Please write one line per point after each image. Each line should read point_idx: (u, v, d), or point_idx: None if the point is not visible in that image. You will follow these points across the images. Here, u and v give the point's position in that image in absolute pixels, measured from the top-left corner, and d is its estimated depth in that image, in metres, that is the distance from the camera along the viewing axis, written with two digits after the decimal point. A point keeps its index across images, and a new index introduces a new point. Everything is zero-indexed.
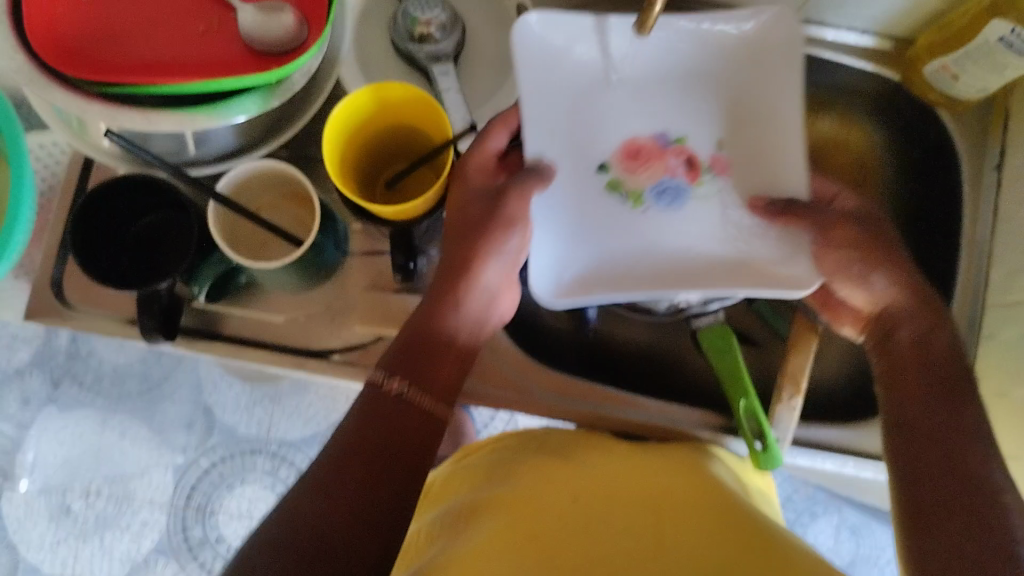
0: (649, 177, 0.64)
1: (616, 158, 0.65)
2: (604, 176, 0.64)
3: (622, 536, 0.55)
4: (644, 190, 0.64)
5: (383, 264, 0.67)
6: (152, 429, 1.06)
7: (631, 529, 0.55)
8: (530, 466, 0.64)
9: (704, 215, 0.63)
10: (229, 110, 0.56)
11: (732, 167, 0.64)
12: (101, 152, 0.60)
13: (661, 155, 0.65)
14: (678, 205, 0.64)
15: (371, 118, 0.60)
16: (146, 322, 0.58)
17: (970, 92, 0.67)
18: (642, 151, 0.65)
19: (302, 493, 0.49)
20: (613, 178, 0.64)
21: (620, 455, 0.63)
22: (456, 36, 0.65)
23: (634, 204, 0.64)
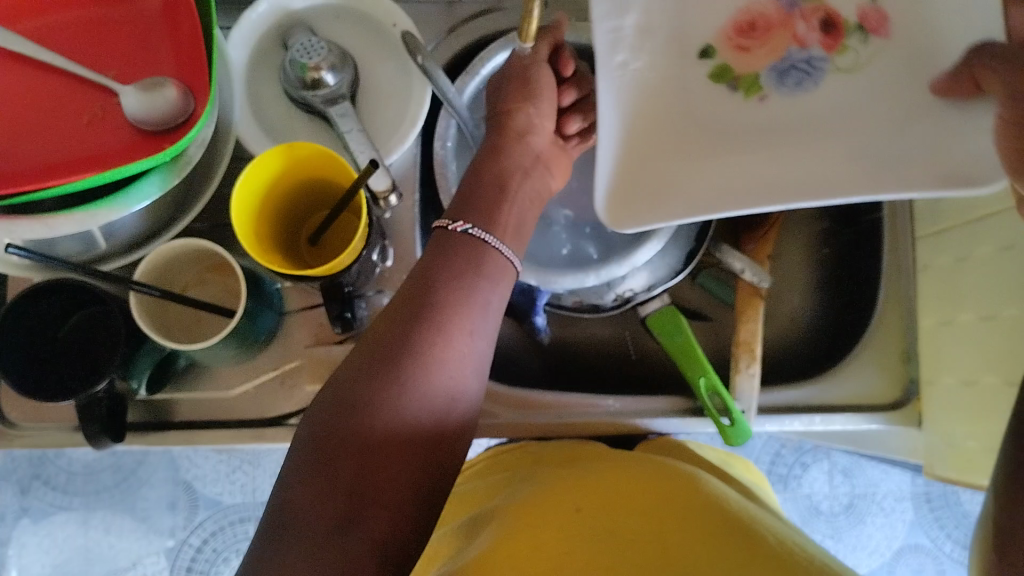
0: (769, 51, 0.63)
1: (724, 36, 0.63)
2: (706, 62, 0.63)
3: (627, 548, 0.52)
4: (761, 74, 0.63)
5: (323, 317, 0.66)
6: (134, 519, 1.04)
7: (638, 537, 0.53)
8: (542, 477, 0.62)
9: (848, 85, 0.62)
10: (129, 198, 0.54)
11: (891, 21, 0.62)
12: (9, 266, 0.58)
13: (785, 23, 0.63)
14: (808, 81, 0.62)
15: (281, 178, 0.58)
16: (89, 428, 0.57)
17: None
18: (761, 22, 0.63)
19: (338, 424, 0.47)
20: (715, 66, 0.63)
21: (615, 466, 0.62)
22: (348, 75, 0.64)
23: (747, 92, 0.63)
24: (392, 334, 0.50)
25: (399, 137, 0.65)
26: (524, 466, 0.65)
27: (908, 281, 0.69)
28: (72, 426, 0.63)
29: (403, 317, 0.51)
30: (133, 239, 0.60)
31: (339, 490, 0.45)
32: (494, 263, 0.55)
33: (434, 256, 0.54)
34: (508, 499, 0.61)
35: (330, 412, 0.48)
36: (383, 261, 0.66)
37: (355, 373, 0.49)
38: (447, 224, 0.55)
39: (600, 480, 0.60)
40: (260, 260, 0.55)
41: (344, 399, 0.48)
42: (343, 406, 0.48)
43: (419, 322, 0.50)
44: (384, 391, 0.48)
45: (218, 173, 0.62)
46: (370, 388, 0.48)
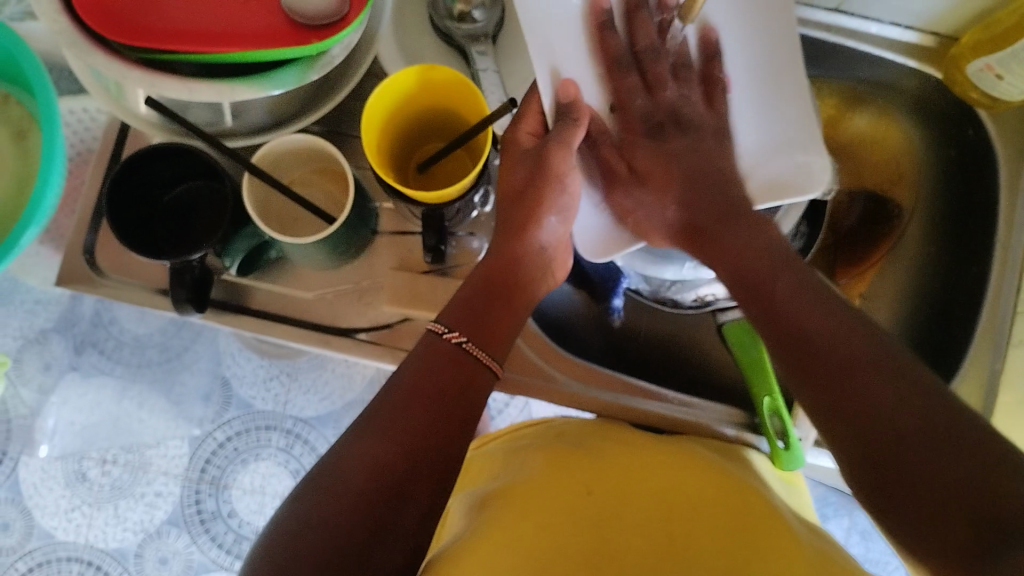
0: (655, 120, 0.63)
1: (621, 110, 0.62)
2: (610, 125, 0.62)
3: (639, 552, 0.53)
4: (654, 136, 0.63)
5: (412, 245, 0.67)
6: (168, 401, 1.07)
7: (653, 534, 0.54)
8: (544, 455, 0.64)
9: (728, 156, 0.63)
10: (268, 83, 0.56)
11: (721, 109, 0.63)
12: (135, 118, 0.59)
13: (656, 99, 0.63)
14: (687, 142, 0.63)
15: (410, 100, 0.59)
16: (177, 293, 0.58)
17: (1013, 93, 0.66)
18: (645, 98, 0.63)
19: (324, 471, 0.47)
20: (616, 128, 0.62)
21: (653, 454, 0.63)
22: (496, 17, 0.65)
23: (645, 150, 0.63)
24: (387, 402, 0.50)
25: (530, 87, 0.64)
26: (540, 442, 0.67)
27: (995, 355, 0.67)
28: (154, 288, 0.64)
29: (398, 389, 0.51)
30: (258, 126, 0.62)
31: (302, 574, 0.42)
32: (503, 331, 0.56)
33: (423, 364, 0.52)
34: (520, 475, 0.62)
35: (306, 505, 0.45)
36: (483, 205, 0.66)
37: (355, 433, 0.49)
38: (441, 330, 0.53)
39: (603, 473, 0.61)
40: (376, 169, 0.56)
41: (313, 494, 0.45)
42: (313, 496, 0.45)
43: (396, 434, 0.48)
44: (371, 453, 0.47)
45: (352, 81, 0.63)
46: (340, 496, 0.45)
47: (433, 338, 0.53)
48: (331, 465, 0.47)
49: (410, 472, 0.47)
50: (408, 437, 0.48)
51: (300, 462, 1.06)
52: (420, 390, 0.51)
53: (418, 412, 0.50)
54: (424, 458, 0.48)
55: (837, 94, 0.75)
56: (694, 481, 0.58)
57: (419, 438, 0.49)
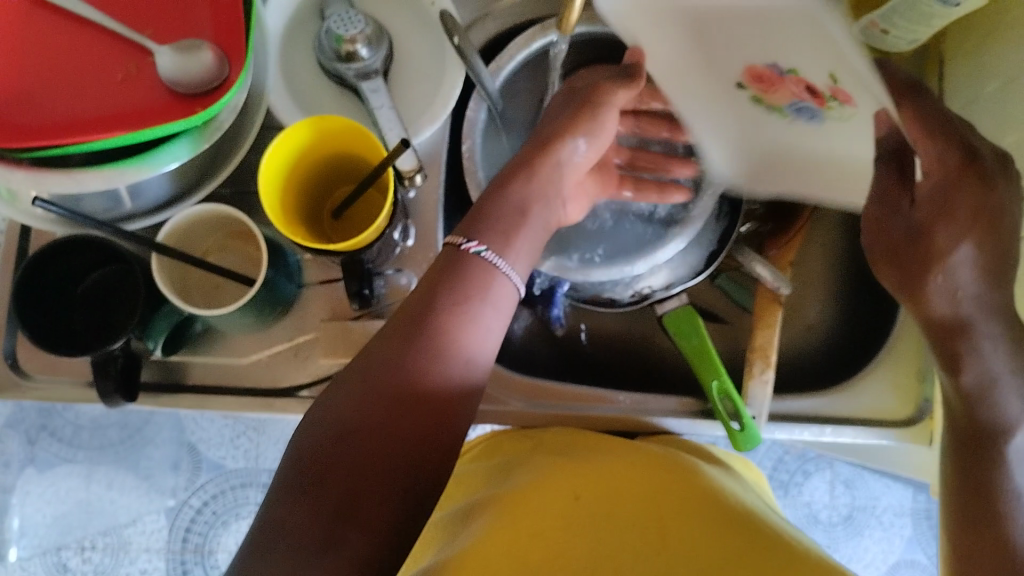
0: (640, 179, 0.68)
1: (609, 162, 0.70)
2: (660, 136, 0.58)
3: (631, 538, 0.54)
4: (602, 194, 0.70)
5: (340, 292, 0.66)
6: (137, 475, 1.05)
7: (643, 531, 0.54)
8: (538, 462, 0.63)
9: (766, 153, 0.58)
10: (159, 159, 0.54)
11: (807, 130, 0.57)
12: (34, 218, 0.58)
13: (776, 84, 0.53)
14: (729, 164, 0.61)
15: (310, 149, 0.58)
16: (104, 386, 0.57)
17: (902, 45, 0.67)
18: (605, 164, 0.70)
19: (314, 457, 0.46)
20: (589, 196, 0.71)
21: (636, 456, 0.62)
22: (383, 51, 0.64)
23: (776, 111, 0.53)
24: (381, 374, 0.49)
25: (429, 117, 0.64)
26: (522, 452, 0.65)
27: None
28: (84, 382, 0.63)
29: (393, 361, 0.50)
30: (159, 200, 0.60)
31: (329, 502, 0.45)
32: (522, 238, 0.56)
33: (436, 285, 0.52)
34: (508, 483, 0.61)
35: (322, 426, 0.47)
36: (405, 239, 0.66)
37: (338, 407, 0.48)
38: (460, 242, 0.53)
39: (594, 467, 0.61)
40: (284, 231, 0.55)
41: (331, 415, 0.48)
42: (331, 427, 0.47)
43: (412, 360, 0.49)
44: (361, 434, 0.47)
45: (248, 140, 0.62)
46: (360, 418, 0.47)
47: (451, 255, 0.53)
48: (352, 383, 0.49)
49: (423, 397, 0.49)
50: (425, 356, 0.50)
51: None
52: (434, 315, 0.51)
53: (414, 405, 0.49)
54: (432, 393, 0.49)
55: None
56: (678, 486, 0.58)
57: (409, 428, 0.48)
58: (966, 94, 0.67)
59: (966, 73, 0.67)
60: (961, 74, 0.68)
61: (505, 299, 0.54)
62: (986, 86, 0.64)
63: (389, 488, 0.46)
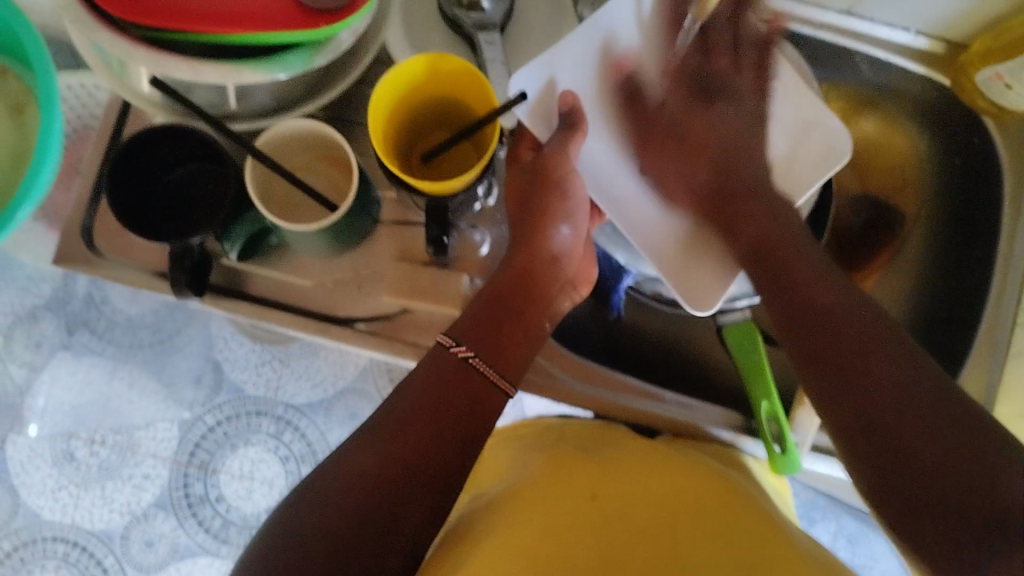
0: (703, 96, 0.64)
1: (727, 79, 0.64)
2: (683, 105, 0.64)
3: (641, 535, 0.55)
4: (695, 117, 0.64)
5: (413, 235, 0.66)
6: (160, 381, 1.04)
7: (651, 541, 0.54)
8: (550, 461, 0.64)
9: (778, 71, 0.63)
10: (273, 66, 0.55)
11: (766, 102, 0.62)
12: (140, 98, 0.58)
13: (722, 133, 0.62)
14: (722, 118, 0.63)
15: (417, 87, 0.58)
16: (177, 277, 0.58)
17: (1020, 103, 0.66)
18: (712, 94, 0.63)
19: (305, 507, 0.49)
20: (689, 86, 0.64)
21: (649, 454, 0.63)
22: (504, 6, 0.64)
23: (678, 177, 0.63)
24: (382, 434, 0.52)
25: None
26: (538, 453, 0.66)
27: (995, 364, 0.67)
28: (151, 270, 0.64)
29: (400, 410, 0.53)
30: (262, 108, 0.61)
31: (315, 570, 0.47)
32: (461, 392, 0.54)
33: (429, 376, 0.54)
34: (517, 483, 0.62)
35: (332, 473, 0.51)
36: (487, 197, 0.66)
37: (345, 461, 0.51)
38: (448, 345, 0.55)
39: (610, 473, 0.61)
40: (383, 158, 0.55)
41: (325, 484, 0.50)
42: (316, 507, 0.49)
43: (397, 445, 0.51)
44: (359, 477, 0.50)
45: (359, 67, 0.62)
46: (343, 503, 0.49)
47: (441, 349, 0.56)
48: (342, 465, 0.51)
49: (399, 490, 0.50)
50: (419, 416, 0.53)
51: (290, 449, 1.03)
52: (421, 402, 0.53)
53: (413, 437, 0.52)
54: (413, 476, 0.51)
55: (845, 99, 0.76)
56: (691, 484, 0.59)
57: (410, 460, 0.51)
58: None
59: None
60: None
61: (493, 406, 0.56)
62: None
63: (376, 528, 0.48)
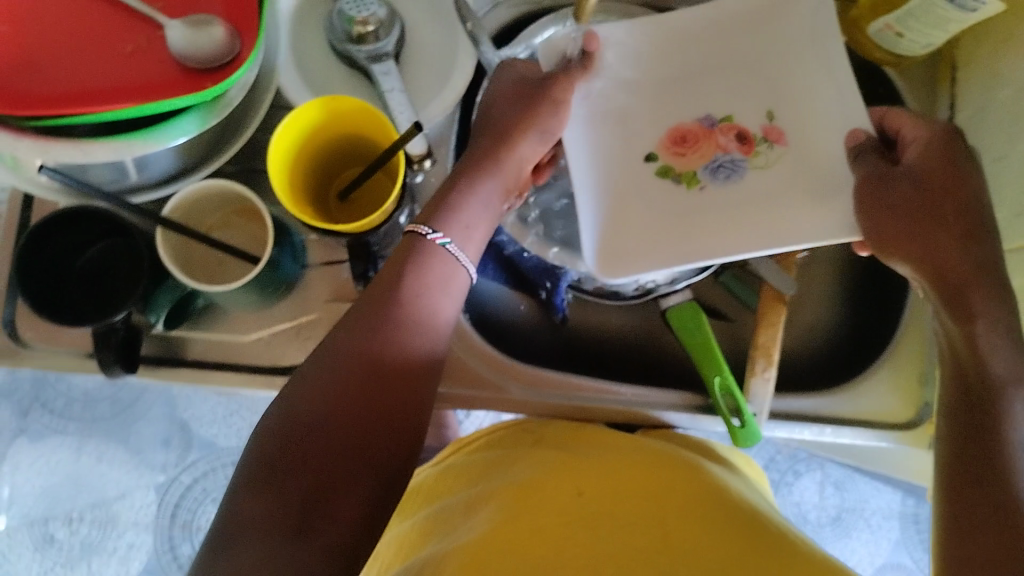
0: (700, 156, 0.64)
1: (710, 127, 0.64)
2: (652, 164, 0.64)
3: (630, 530, 0.54)
4: (697, 170, 0.63)
5: (344, 273, 0.66)
6: (128, 450, 1.01)
7: (637, 530, 0.54)
8: (533, 454, 0.63)
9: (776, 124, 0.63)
10: (166, 134, 0.53)
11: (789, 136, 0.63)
12: (37, 186, 0.57)
13: (710, 137, 0.64)
14: (735, 177, 0.63)
15: (320, 128, 0.58)
16: (105, 357, 0.57)
17: (915, 48, 0.66)
18: (689, 135, 0.65)
19: (272, 443, 0.47)
20: (661, 166, 0.64)
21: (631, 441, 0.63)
22: (395, 34, 0.63)
23: (689, 185, 0.63)
24: (353, 349, 0.50)
25: (440, 101, 0.63)
26: (518, 445, 0.65)
27: None
28: (84, 353, 0.63)
29: (368, 326, 0.51)
30: (165, 174, 0.60)
31: (297, 481, 0.47)
32: (435, 275, 0.53)
33: (398, 269, 0.53)
34: (507, 476, 0.61)
35: (297, 407, 0.48)
36: (411, 224, 0.65)
37: (315, 380, 0.49)
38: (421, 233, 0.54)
39: (590, 464, 0.60)
40: (292, 207, 0.54)
41: (293, 406, 0.48)
42: (295, 410, 0.48)
43: (377, 352, 0.50)
44: (336, 399, 0.48)
45: (257, 116, 0.61)
46: (319, 403, 0.48)
47: (414, 241, 0.54)
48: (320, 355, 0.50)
49: (377, 392, 0.49)
50: (391, 336, 0.51)
51: None
52: (397, 311, 0.52)
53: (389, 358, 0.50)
54: (392, 378, 0.50)
55: None
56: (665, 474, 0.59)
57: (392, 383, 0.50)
58: (977, 101, 0.67)
59: (977, 79, 0.67)
60: (971, 81, 0.68)
61: (461, 286, 0.55)
62: (999, 92, 0.64)
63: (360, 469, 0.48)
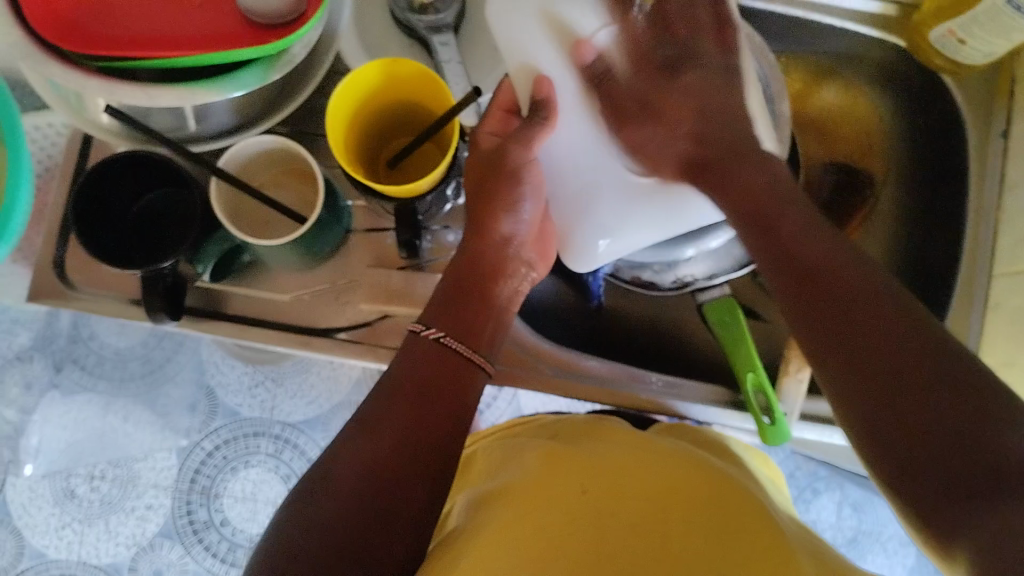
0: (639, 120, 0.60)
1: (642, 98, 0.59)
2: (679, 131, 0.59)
3: (630, 529, 0.51)
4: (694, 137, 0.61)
5: (387, 241, 0.66)
6: (153, 412, 1.02)
7: (642, 532, 0.51)
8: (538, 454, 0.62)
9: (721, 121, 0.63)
10: (229, 85, 0.54)
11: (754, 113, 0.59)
12: (98, 129, 0.59)
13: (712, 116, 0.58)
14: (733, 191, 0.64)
15: (375, 92, 0.59)
16: (151, 303, 0.58)
17: (976, 57, 0.66)
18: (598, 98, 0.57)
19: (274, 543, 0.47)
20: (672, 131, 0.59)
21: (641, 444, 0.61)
22: (456, 6, 0.64)
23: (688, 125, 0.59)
24: (353, 447, 0.51)
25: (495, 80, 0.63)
26: (526, 441, 0.65)
27: (974, 318, 0.67)
28: (128, 299, 0.64)
29: (370, 428, 0.52)
30: (223, 127, 0.61)
31: (331, 538, 0.47)
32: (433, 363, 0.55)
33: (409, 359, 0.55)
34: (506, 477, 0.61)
35: (301, 505, 0.48)
36: (457, 198, 0.66)
37: (318, 480, 0.50)
38: (420, 329, 0.57)
39: (596, 460, 0.58)
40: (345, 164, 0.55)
41: (300, 501, 0.48)
42: (318, 488, 0.49)
43: (378, 441, 0.51)
44: (337, 492, 0.49)
45: (315, 78, 0.62)
46: (327, 497, 0.48)
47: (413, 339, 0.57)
48: (327, 462, 0.50)
49: (382, 473, 0.50)
50: (390, 433, 0.52)
51: (290, 466, 1.02)
52: (396, 404, 0.53)
53: (389, 449, 0.51)
54: (398, 461, 0.51)
55: (805, 70, 0.76)
56: (676, 473, 0.57)
57: (392, 469, 0.50)
58: None
59: None
60: None
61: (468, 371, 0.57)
62: None
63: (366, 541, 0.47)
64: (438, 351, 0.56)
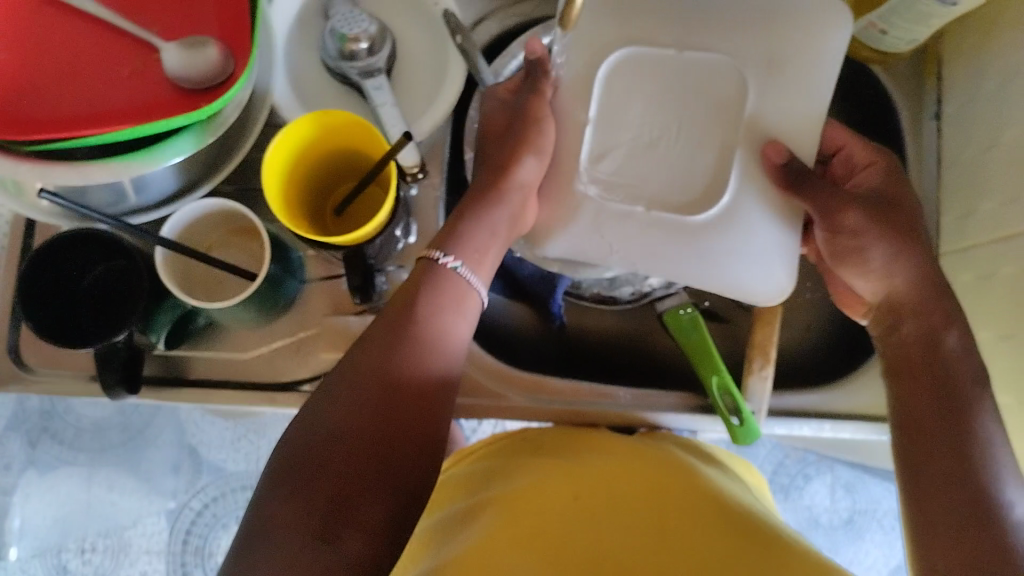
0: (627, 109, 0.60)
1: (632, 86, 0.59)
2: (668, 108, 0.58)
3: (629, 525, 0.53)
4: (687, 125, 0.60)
5: (342, 287, 0.66)
6: (137, 478, 1.00)
7: (638, 528, 0.53)
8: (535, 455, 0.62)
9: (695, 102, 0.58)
10: (165, 153, 0.54)
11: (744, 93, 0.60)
12: (38, 211, 0.58)
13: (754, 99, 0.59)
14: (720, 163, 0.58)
15: (313, 142, 0.59)
16: (109, 377, 0.57)
17: (900, 45, 0.67)
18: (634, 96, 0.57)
19: (280, 479, 0.47)
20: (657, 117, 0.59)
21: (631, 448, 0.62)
22: (386, 50, 0.64)
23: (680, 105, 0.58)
24: (363, 371, 0.50)
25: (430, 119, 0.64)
26: (517, 450, 0.64)
27: None
28: (87, 375, 0.63)
29: (379, 355, 0.51)
30: (165, 194, 0.61)
31: (321, 503, 0.46)
32: (448, 295, 0.54)
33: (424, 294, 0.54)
34: (502, 485, 0.59)
35: (306, 432, 0.48)
36: (406, 237, 0.66)
37: (329, 402, 0.49)
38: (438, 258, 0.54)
39: (592, 468, 0.59)
40: (287, 222, 0.55)
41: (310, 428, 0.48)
42: (327, 412, 0.49)
43: (390, 372, 0.50)
44: (347, 416, 0.48)
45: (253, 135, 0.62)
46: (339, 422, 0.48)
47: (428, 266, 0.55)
48: (337, 385, 0.50)
49: (390, 405, 0.49)
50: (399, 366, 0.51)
51: None
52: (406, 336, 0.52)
53: (401, 386, 0.50)
54: (408, 397, 0.50)
55: None
56: (668, 476, 0.58)
57: (403, 408, 0.50)
58: (962, 93, 0.67)
59: (962, 73, 0.68)
60: (955, 75, 0.69)
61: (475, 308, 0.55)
62: (983, 84, 0.65)
63: (376, 486, 0.47)
64: (453, 289, 0.54)
